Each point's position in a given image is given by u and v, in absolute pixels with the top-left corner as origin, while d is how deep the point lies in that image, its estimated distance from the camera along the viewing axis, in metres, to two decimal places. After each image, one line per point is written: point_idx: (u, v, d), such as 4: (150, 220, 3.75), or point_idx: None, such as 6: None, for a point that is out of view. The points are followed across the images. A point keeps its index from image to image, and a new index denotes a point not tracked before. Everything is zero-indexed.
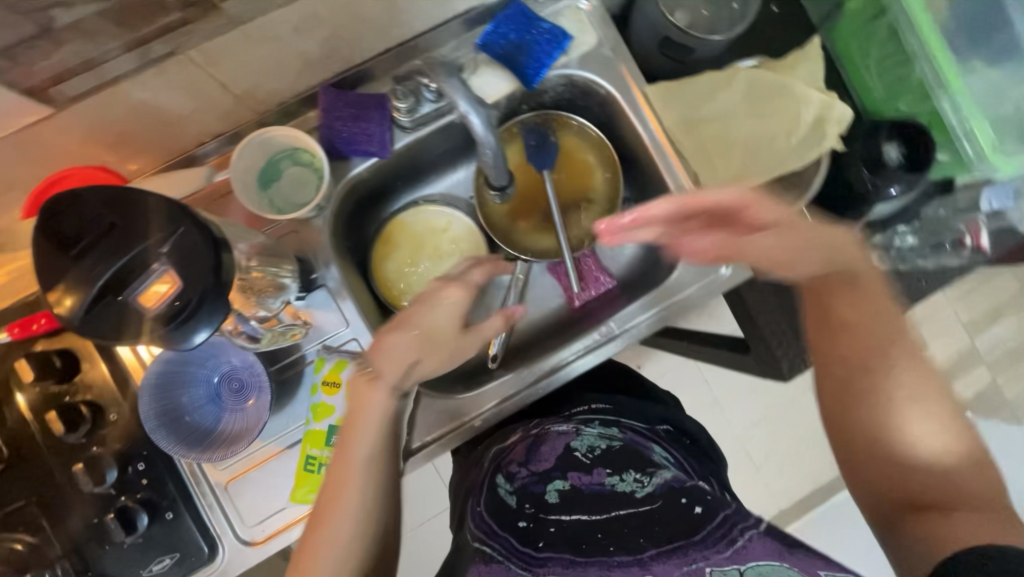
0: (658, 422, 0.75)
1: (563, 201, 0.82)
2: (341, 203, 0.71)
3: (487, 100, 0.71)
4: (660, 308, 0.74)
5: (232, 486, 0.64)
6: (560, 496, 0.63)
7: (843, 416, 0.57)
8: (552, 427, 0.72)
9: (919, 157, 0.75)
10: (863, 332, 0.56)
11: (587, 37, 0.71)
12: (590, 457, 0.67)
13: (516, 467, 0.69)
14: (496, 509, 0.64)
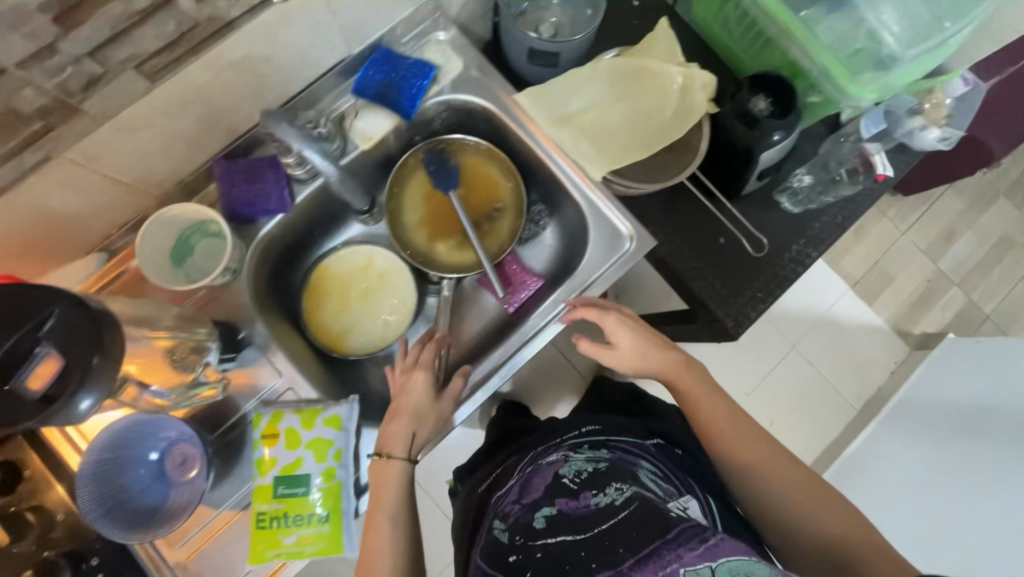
0: (648, 436, 0.76)
1: (477, 214, 0.88)
2: (259, 262, 0.74)
3: (373, 139, 0.75)
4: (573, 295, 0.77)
5: (192, 562, 0.64)
6: (546, 520, 0.60)
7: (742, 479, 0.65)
8: (542, 460, 0.73)
9: (784, 104, 0.82)
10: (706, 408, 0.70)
11: (454, 64, 0.77)
12: (577, 482, 0.64)
13: (510, 505, 0.68)
14: (491, 550, 0.62)
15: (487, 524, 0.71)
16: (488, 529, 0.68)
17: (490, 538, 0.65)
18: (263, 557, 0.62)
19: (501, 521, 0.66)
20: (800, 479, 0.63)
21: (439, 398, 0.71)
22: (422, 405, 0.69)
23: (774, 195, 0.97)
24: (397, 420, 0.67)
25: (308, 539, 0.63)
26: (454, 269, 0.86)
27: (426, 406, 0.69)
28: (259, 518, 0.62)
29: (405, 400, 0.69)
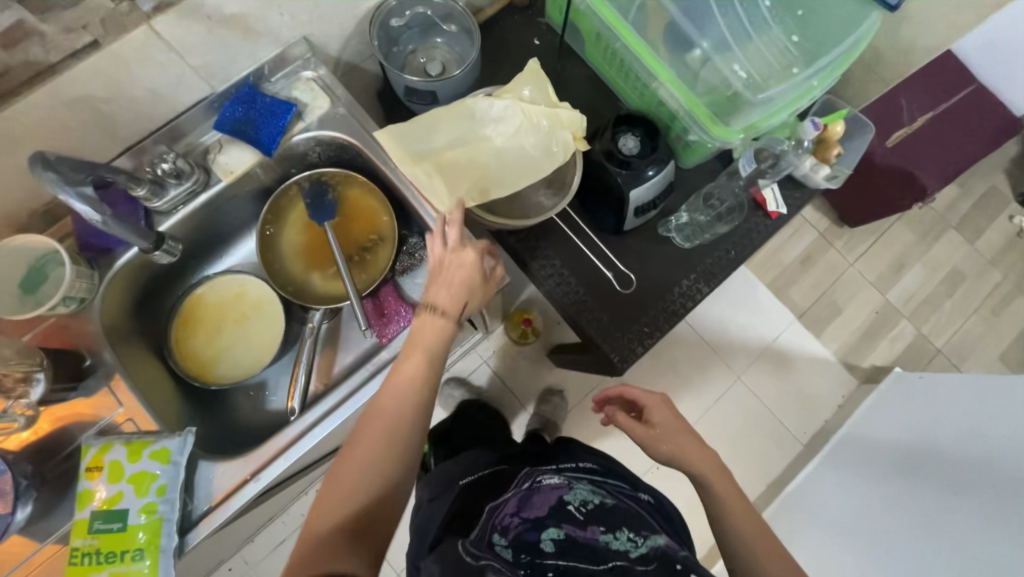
0: (640, 490, 0.76)
1: (355, 244, 0.88)
2: (117, 292, 0.75)
3: (233, 173, 0.78)
4: None
5: None
6: (556, 544, 0.62)
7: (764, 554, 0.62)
8: (544, 480, 0.74)
9: (650, 142, 0.86)
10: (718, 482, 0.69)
11: (320, 102, 0.80)
12: (583, 512, 0.67)
13: (508, 518, 0.67)
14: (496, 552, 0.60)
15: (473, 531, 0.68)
16: (484, 536, 0.64)
17: (487, 542, 0.62)
18: None
19: (502, 536, 0.64)
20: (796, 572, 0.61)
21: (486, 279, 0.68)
22: (477, 280, 0.67)
23: (662, 230, 0.97)
24: (447, 287, 0.65)
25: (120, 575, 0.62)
26: (328, 299, 0.87)
27: (477, 281, 0.66)
28: (70, 555, 0.62)
29: (453, 270, 0.66)
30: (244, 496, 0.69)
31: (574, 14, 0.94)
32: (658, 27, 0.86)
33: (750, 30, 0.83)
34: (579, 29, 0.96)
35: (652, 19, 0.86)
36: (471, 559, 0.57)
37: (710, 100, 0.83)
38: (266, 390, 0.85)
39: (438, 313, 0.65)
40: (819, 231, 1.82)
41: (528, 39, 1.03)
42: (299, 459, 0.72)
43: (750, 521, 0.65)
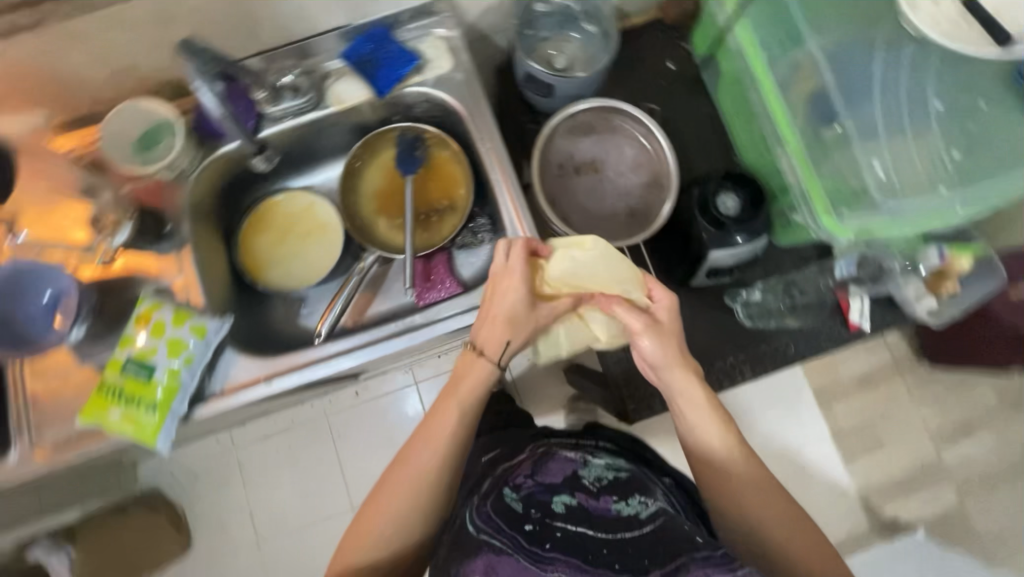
0: (662, 473, 0.87)
1: (426, 204, 0.90)
2: (210, 175, 0.81)
3: (343, 104, 0.82)
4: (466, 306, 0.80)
5: (33, 399, 0.72)
6: (565, 508, 0.73)
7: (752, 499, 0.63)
8: (560, 452, 0.84)
9: (751, 205, 0.81)
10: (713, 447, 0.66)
11: (442, 62, 0.82)
12: (596, 485, 0.77)
13: (523, 478, 0.79)
14: (503, 509, 0.72)
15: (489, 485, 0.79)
16: (497, 493, 0.76)
17: (498, 498, 0.75)
18: (91, 420, 0.69)
19: (514, 491, 0.75)
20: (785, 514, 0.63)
21: (529, 306, 0.70)
22: (521, 310, 0.69)
23: (727, 299, 0.92)
24: (492, 323, 0.69)
25: (132, 419, 0.69)
26: (385, 247, 0.90)
27: (519, 313, 0.69)
28: (103, 386, 0.70)
29: (495, 301, 0.70)
30: (254, 394, 0.74)
31: (721, 50, 0.89)
32: (804, 91, 0.80)
33: (905, 126, 0.76)
34: (720, 69, 0.92)
35: (802, 81, 0.80)
36: (474, 530, 0.69)
37: (830, 187, 0.77)
38: (304, 309, 0.90)
39: (480, 355, 0.69)
40: (893, 356, 1.64)
41: (663, 62, 0.99)
42: (319, 380, 0.77)
43: (773, 507, 0.63)
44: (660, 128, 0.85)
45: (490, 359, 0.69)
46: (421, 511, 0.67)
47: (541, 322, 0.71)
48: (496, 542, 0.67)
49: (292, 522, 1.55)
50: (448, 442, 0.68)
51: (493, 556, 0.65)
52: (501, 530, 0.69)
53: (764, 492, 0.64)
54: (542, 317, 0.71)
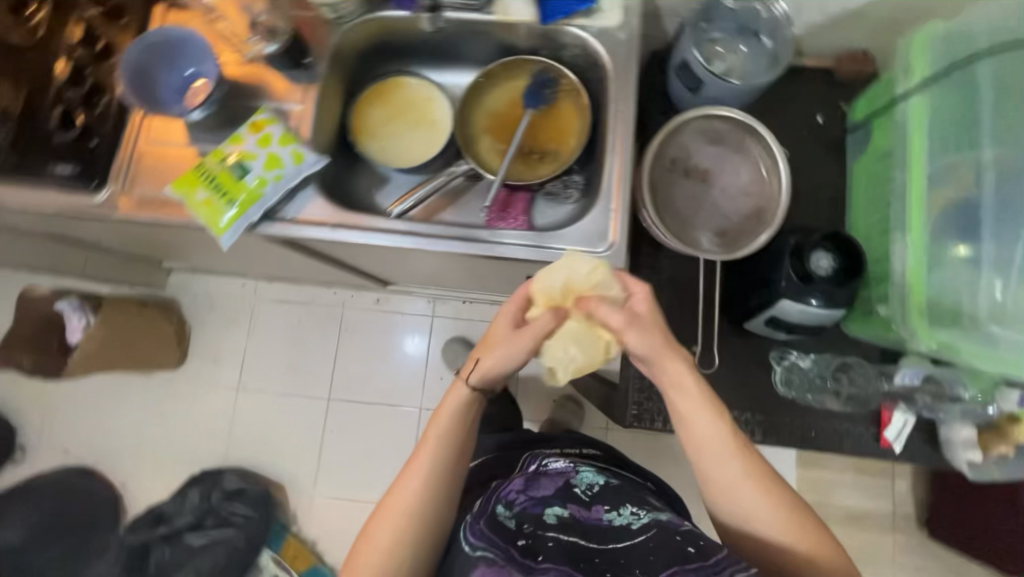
0: (647, 478, 0.96)
1: (533, 142, 0.91)
2: (363, 31, 0.86)
3: (505, 16, 0.84)
4: (532, 242, 0.79)
5: (137, 153, 0.79)
6: (558, 518, 0.76)
7: (752, 494, 0.65)
8: (551, 466, 0.87)
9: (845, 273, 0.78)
10: (706, 443, 0.67)
11: (612, 16, 0.82)
12: (588, 494, 0.80)
13: (514, 494, 0.81)
14: (496, 526, 0.74)
15: (485, 498, 0.83)
16: (491, 509, 0.79)
17: (491, 518, 0.76)
18: (181, 192, 0.75)
19: (508, 508, 0.78)
20: (787, 509, 0.65)
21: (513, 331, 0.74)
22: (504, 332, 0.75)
23: (771, 357, 0.90)
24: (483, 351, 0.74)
25: (213, 206, 0.74)
26: (478, 163, 0.91)
27: (499, 337, 0.74)
28: (202, 171, 0.75)
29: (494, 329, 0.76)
30: (319, 233, 0.78)
31: (882, 119, 0.89)
32: (955, 191, 0.76)
33: None
34: (873, 138, 0.91)
35: (958, 179, 0.76)
36: (470, 547, 0.72)
37: (932, 293, 0.76)
38: (384, 187, 0.94)
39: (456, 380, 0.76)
40: None
41: (812, 115, 1.00)
42: (372, 243, 0.80)
43: (776, 505, 0.65)
44: (788, 165, 0.83)
45: (464, 380, 0.74)
46: (407, 549, 0.71)
47: (520, 340, 0.72)
48: (489, 555, 0.71)
49: (276, 387, 1.74)
50: (432, 477, 0.73)
51: (487, 568, 0.69)
52: (495, 538, 0.73)
53: (760, 489, 0.65)
54: (522, 335, 0.72)
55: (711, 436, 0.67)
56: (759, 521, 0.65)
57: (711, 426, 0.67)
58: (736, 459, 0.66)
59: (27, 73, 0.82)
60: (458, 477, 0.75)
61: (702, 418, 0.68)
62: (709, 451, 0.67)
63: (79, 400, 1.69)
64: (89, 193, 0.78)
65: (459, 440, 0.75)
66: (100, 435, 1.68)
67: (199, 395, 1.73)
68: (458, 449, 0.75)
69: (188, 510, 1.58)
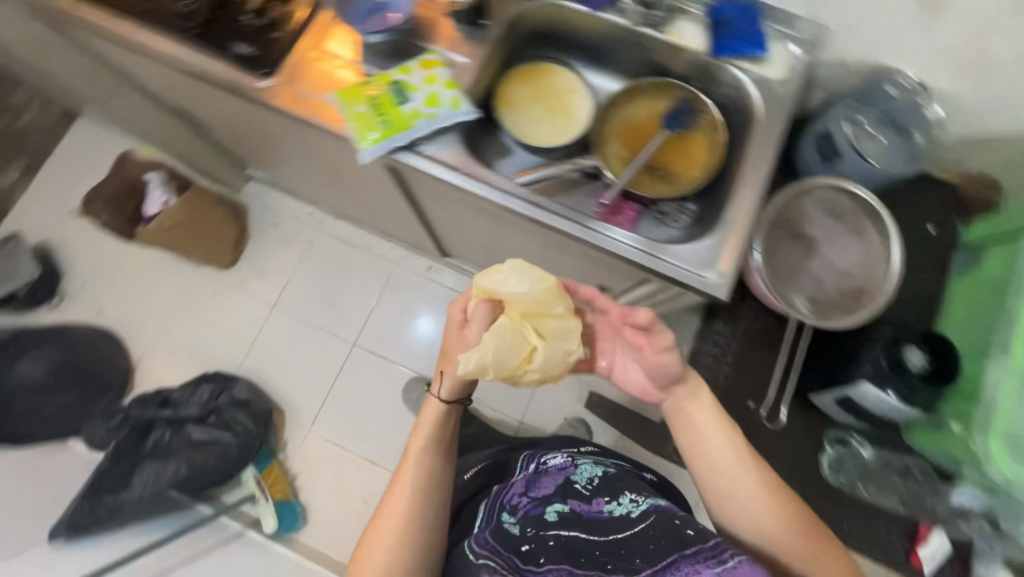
0: (643, 470, 0.98)
1: (658, 160, 0.93)
2: (540, 12, 0.91)
3: (676, 38, 0.88)
4: (642, 248, 0.80)
5: (308, 55, 0.85)
6: (559, 515, 0.80)
7: (747, 487, 0.72)
8: (553, 463, 0.91)
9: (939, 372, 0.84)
10: (704, 436, 0.75)
11: (777, 66, 0.85)
12: (588, 489, 0.83)
13: (517, 498, 0.87)
14: (500, 534, 0.81)
15: (490, 508, 0.90)
16: (496, 518, 0.86)
17: (494, 529, 0.84)
18: (343, 104, 0.80)
19: (512, 517, 0.84)
20: (782, 504, 0.71)
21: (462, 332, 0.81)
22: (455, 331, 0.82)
23: (826, 438, 1.11)
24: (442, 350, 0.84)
25: (364, 121, 0.78)
26: (602, 163, 0.93)
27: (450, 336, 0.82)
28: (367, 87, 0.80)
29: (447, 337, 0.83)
30: (448, 176, 0.81)
31: (1002, 248, 0.97)
32: None
33: None
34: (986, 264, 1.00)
35: None
36: (474, 556, 0.81)
37: None
38: (507, 156, 0.98)
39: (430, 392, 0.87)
40: None
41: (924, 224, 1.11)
42: (484, 195, 0.82)
43: (778, 508, 0.71)
44: (905, 255, 0.84)
45: (437, 395, 0.84)
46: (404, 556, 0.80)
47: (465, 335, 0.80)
48: (490, 564, 0.79)
49: (309, 315, 1.78)
50: (420, 484, 0.83)
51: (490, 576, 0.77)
52: (497, 548, 0.80)
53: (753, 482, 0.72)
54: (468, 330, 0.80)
55: (707, 431, 0.76)
56: (757, 516, 0.70)
57: (707, 420, 0.76)
58: (727, 454, 0.74)
59: None
60: (441, 485, 0.84)
61: (696, 412, 0.77)
62: (706, 444, 0.75)
63: (132, 268, 1.76)
64: (255, 76, 0.84)
65: (440, 452, 0.85)
66: (139, 305, 1.74)
67: (237, 300, 1.77)
68: (436, 469, 0.85)
69: (193, 403, 1.53)
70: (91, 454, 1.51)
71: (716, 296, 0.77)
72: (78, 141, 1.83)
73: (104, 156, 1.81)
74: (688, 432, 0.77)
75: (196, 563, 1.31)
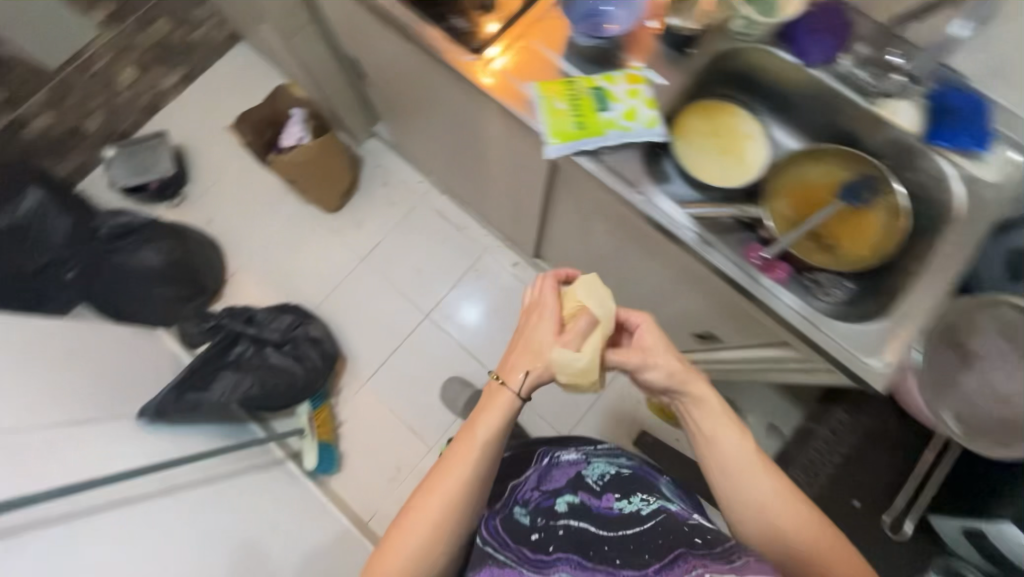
0: (661, 472, 1.00)
1: (824, 230, 0.90)
2: (748, 54, 0.89)
3: (891, 115, 0.84)
4: (805, 315, 0.77)
5: (514, 43, 0.88)
6: (568, 506, 0.88)
7: (766, 497, 0.78)
8: (565, 458, 1.00)
9: None
10: (724, 449, 0.81)
11: (991, 171, 0.81)
12: (598, 484, 0.92)
13: (531, 491, 0.95)
14: (511, 527, 0.88)
15: (505, 503, 0.96)
16: (509, 509, 0.93)
17: (506, 516, 0.91)
18: (542, 96, 0.82)
19: (524, 507, 0.92)
20: (801, 511, 0.77)
21: (557, 333, 0.85)
22: (549, 331, 0.86)
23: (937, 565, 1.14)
24: (536, 338, 0.87)
25: (560, 117, 0.79)
26: (765, 217, 0.90)
27: (548, 333, 0.86)
28: (570, 84, 0.81)
29: (531, 329, 0.88)
30: (625, 191, 0.81)
31: None
32: None
33: None
34: None
35: None
36: (485, 541, 0.87)
37: None
38: (666, 180, 0.91)
39: (503, 386, 0.85)
40: None
41: None
42: (653, 220, 0.82)
43: (792, 511, 0.77)
44: None
45: (516, 392, 0.83)
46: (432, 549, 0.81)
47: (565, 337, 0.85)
48: (501, 556, 0.84)
49: (393, 277, 1.84)
50: (457, 484, 0.82)
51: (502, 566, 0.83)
52: (506, 537, 0.86)
53: (772, 491, 0.78)
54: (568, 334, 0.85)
55: (730, 448, 0.81)
56: (778, 528, 0.77)
57: (734, 437, 0.81)
58: (749, 468, 0.80)
59: None
60: (479, 496, 0.84)
61: (720, 428, 0.82)
62: (727, 466, 0.81)
63: (252, 190, 1.89)
64: (460, 49, 0.88)
65: (482, 465, 0.83)
66: (249, 225, 1.87)
67: (333, 243, 1.86)
68: (479, 478, 0.83)
69: (275, 329, 1.57)
70: (172, 346, 1.60)
71: (874, 387, 0.74)
72: (240, 65, 2.00)
73: (260, 85, 1.98)
74: (710, 442, 0.82)
75: (247, 474, 1.37)
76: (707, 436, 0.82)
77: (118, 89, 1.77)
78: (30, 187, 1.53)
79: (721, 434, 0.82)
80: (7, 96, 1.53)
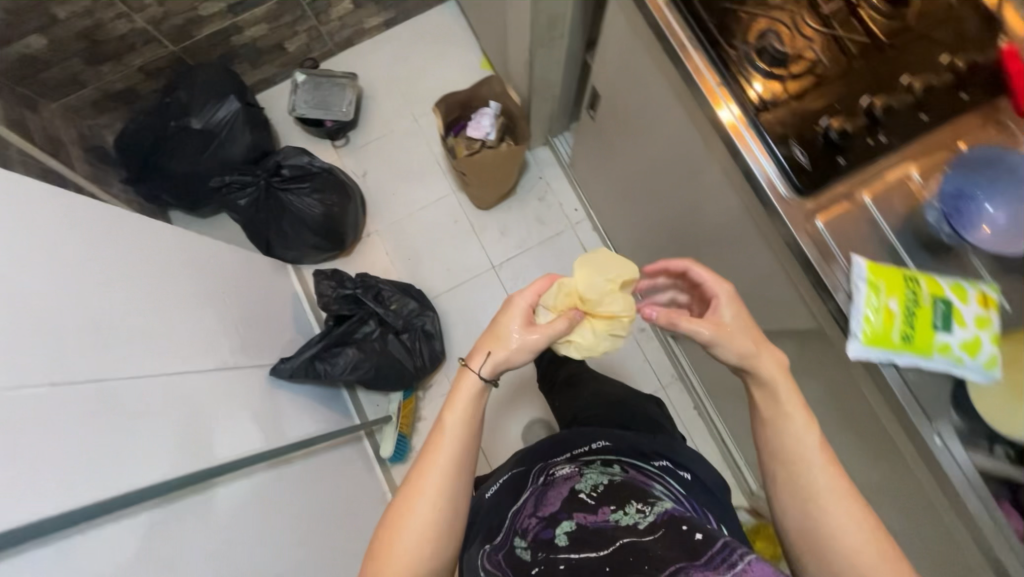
0: (653, 457, 0.94)
1: None
2: None
3: None
4: None
5: (845, 203, 0.74)
6: (568, 536, 0.75)
7: (833, 501, 0.68)
8: (558, 473, 0.91)
9: None
10: (793, 442, 0.71)
11: None
12: (593, 498, 0.81)
13: (529, 519, 0.82)
14: (513, 562, 0.74)
15: (502, 530, 0.83)
16: (511, 544, 0.78)
17: (507, 552, 0.76)
18: (872, 280, 0.68)
19: (524, 539, 0.78)
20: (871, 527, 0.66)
21: (528, 330, 0.82)
22: (518, 329, 0.82)
23: None
24: (506, 331, 0.82)
25: (887, 317, 0.67)
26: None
27: (515, 331, 0.82)
28: (911, 281, 0.67)
29: (505, 320, 0.83)
30: (923, 426, 0.69)
31: None
32: None
33: None
34: None
35: None
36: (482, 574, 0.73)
37: None
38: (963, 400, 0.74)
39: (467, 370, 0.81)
40: None
41: None
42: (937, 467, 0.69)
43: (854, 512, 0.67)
44: None
45: (478, 374, 0.79)
46: (439, 515, 0.76)
47: (534, 339, 0.81)
48: None
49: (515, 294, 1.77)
50: (451, 447, 0.78)
51: None
52: (504, 569, 0.73)
53: (838, 495, 0.68)
54: (540, 334, 0.81)
55: (795, 446, 0.71)
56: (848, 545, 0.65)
57: (800, 432, 0.72)
58: (814, 471, 0.69)
59: (848, 46, 0.73)
60: (468, 453, 0.79)
61: (787, 413, 0.72)
62: (787, 465, 0.71)
63: (412, 156, 1.86)
64: (779, 188, 0.75)
65: (469, 422, 0.79)
66: (398, 189, 1.84)
67: (469, 239, 1.81)
68: (465, 439, 0.79)
69: (399, 313, 1.56)
70: (297, 289, 1.63)
71: None
72: (443, 26, 1.92)
73: (455, 53, 1.90)
74: (774, 439, 0.72)
75: (335, 451, 1.37)
76: (771, 428, 0.73)
77: (329, 18, 1.74)
78: (229, 96, 1.54)
79: (788, 430, 0.71)
80: (238, 1, 1.51)
